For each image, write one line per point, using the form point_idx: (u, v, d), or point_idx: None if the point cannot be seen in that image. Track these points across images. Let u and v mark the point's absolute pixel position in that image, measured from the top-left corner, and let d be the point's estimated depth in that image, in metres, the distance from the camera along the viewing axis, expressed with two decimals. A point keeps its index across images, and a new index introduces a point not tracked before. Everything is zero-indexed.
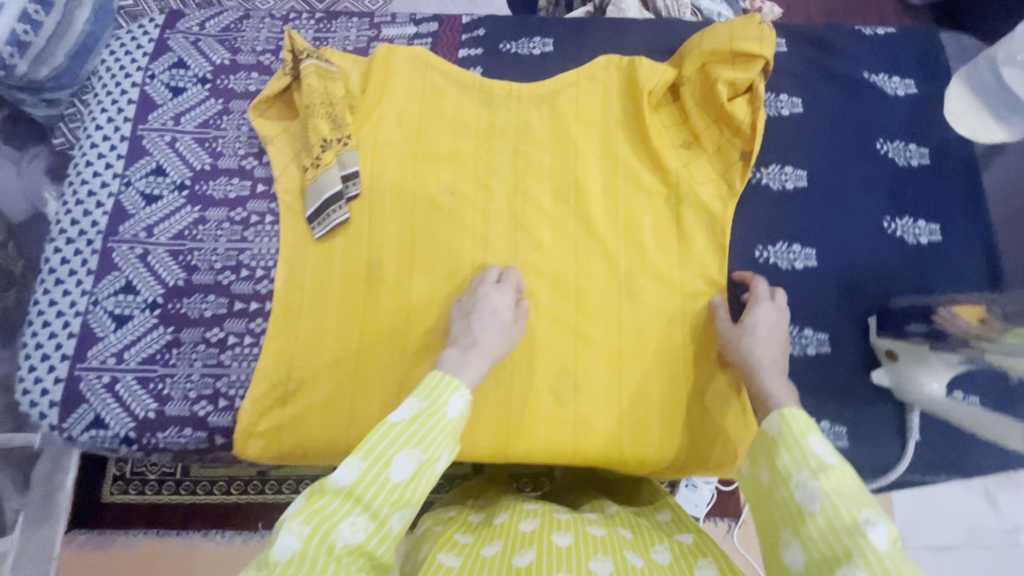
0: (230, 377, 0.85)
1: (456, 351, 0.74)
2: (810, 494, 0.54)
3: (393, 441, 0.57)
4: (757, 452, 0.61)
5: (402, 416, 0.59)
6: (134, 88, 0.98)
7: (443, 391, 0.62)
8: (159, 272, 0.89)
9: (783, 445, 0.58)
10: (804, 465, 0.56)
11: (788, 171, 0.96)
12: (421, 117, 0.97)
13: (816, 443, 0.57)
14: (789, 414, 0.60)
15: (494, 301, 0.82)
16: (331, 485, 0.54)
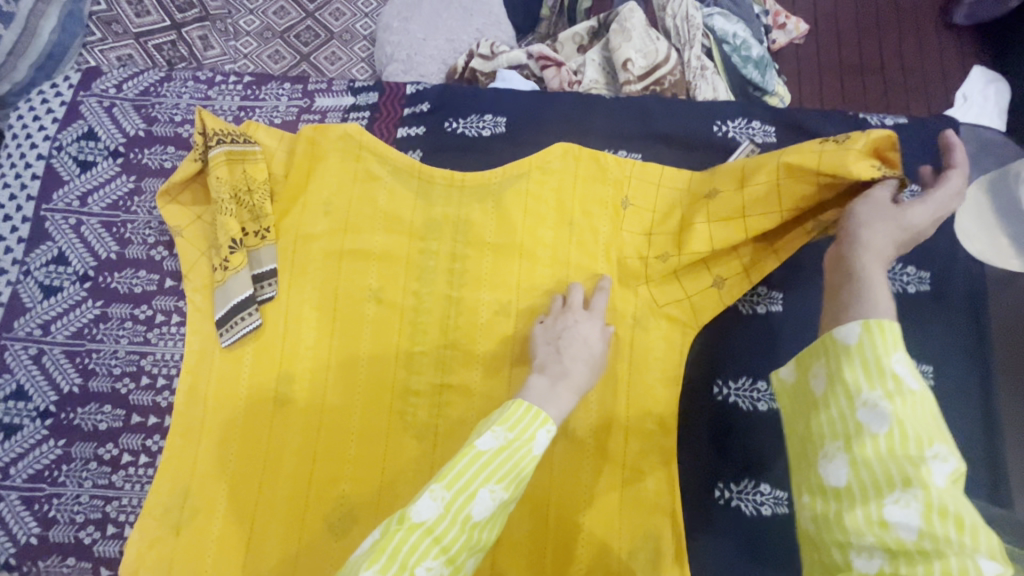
0: (121, 500, 0.79)
1: (545, 378, 0.68)
2: (879, 414, 0.47)
3: (476, 472, 0.52)
4: (818, 355, 0.53)
5: (489, 445, 0.54)
6: (39, 161, 0.89)
7: (531, 422, 0.57)
8: (53, 376, 0.82)
9: (852, 353, 0.50)
10: (878, 382, 0.48)
11: (763, 293, 0.86)
12: (350, 208, 0.87)
13: (899, 363, 0.48)
14: (874, 324, 0.50)
15: (585, 329, 0.77)
16: (411, 519, 0.49)
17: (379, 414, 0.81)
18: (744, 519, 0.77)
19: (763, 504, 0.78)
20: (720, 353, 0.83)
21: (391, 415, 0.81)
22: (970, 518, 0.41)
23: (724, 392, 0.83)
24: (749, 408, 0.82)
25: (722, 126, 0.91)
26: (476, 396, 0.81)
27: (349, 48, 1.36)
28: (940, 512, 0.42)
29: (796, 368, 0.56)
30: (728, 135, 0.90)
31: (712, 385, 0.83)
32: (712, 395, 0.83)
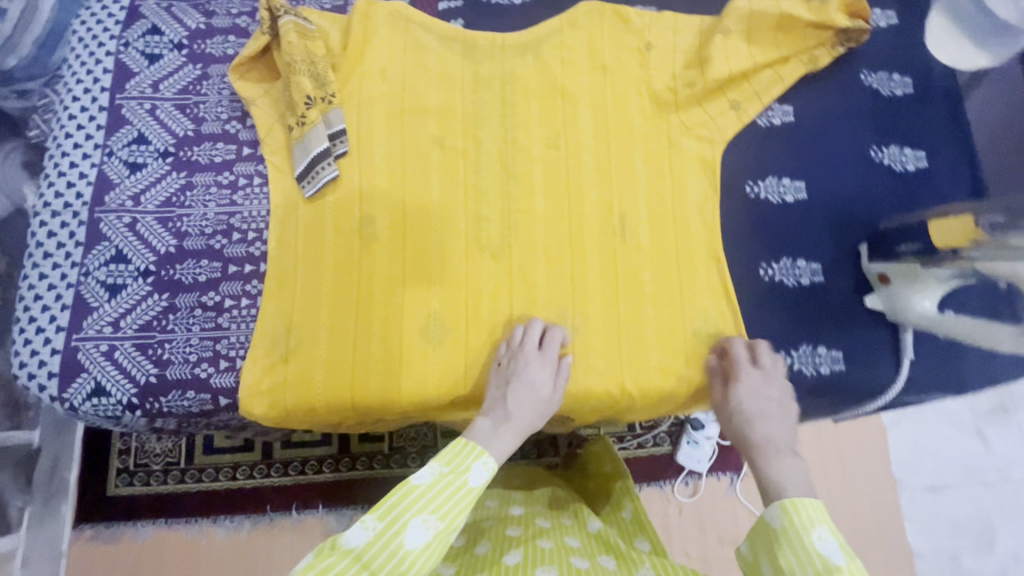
0: (229, 338, 0.85)
1: (489, 422, 0.73)
2: (829, 546, 0.55)
3: (407, 506, 0.59)
4: (761, 542, 0.59)
5: (424, 478, 0.62)
6: (109, 57, 0.96)
7: (467, 457, 0.66)
8: (149, 239, 0.88)
9: (787, 540, 0.57)
10: (808, 565, 0.54)
11: (774, 108, 0.96)
12: (405, 71, 0.96)
13: (822, 540, 0.56)
14: (791, 505, 0.59)
15: (533, 373, 0.79)
16: (342, 545, 0.56)
17: (456, 242, 0.90)
18: (788, 291, 0.89)
19: (801, 276, 0.89)
20: (748, 161, 0.94)
21: (467, 241, 0.90)
22: None
23: (755, 190, 0.93)
24: (778, 201, 0.92)
25: None
26: (539, 216, 0.91)
27: None
28: None
29: (748, 543, 0.61)
30: None
31: (744, 186, 0.93)
32: (745, 195, 0.93)
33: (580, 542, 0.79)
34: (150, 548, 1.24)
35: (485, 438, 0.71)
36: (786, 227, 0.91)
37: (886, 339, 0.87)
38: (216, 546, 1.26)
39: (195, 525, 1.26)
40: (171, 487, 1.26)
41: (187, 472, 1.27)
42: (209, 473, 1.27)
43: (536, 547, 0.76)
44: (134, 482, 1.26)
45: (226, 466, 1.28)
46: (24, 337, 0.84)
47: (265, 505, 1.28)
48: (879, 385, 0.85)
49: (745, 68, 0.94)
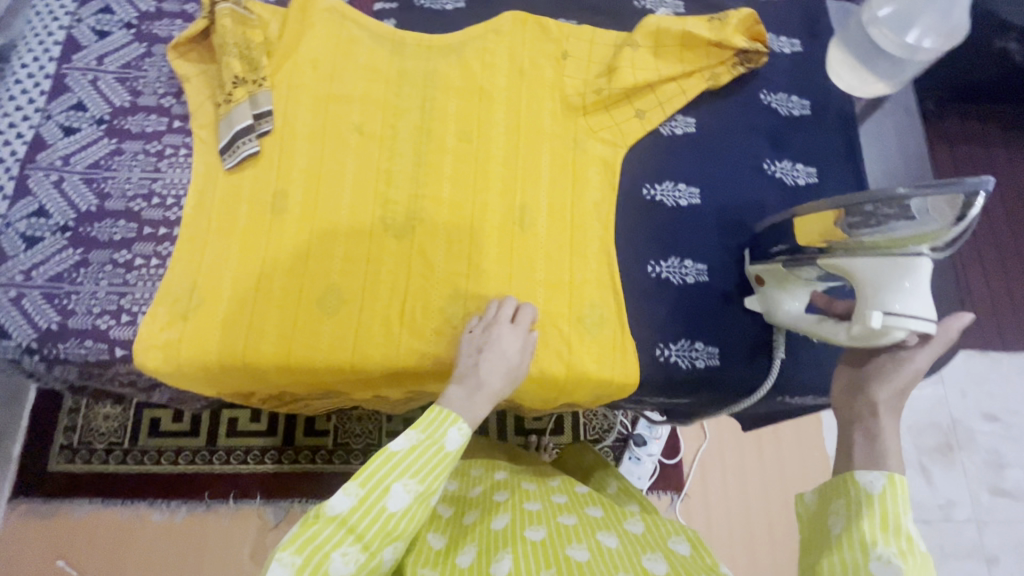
0: (134, 294, 0.89)
1: (462, 390, 0.74)
2: (916, 533, 0.58)
3: (389, 471, 0.65)
4: (842, 495, 0.63)
5: (402, 446, 0.66)
6: (61, 31, 1.03)
7: (442, 423, 0.69)
8: (72, 198, 0.93)
9: (875, 506, 0.60)
10: (891, 537, 0.58)
11: (678, 118, 1.02)
12: (335, 61, 1.03)
13: (910, 522, 0.59)
14: (895, 481, 0.61)
15: (506, 342, 0.81)
16: (326, 513, 0.62)
17: (362, 220, 0.95)
18: (673, 288, 0.94)
19: (686, 275, 0.94)
20: (648, 165, 1.00)
21: (374, 221, 0.95)
22: None
23: (652, 193, 0.98)
24: (672, 205, 0.97)
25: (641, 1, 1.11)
26: (445, 202, 0.96)
27: None
28: None
29: (832, 497, 0.64)
30: (646, 7, 1.10)
31: (641, 188, 0.99)
32: (641, 196, 0.98)
33: (567, 499, 0.88)
34: (88, 527, 1.28)
35: (462, 406, 0.72)
36: (679, 228, 0.97)
37: (761, 339, 0.92)
38: (156, 526, 1.30)
39: (130, 507, 1.29)
40: (109, 467, 1.30)
41: (131, 453, 1.31)
42: (152, 456, 1.32)
43: (522, 511, 0.83)
44: (72, 460, 1.30)
45: (169, 451, 1.32)
46: None
47: (201, 493, 1.32)
48: (748, 382, 0.91)
49: (649, 80, 1.00)
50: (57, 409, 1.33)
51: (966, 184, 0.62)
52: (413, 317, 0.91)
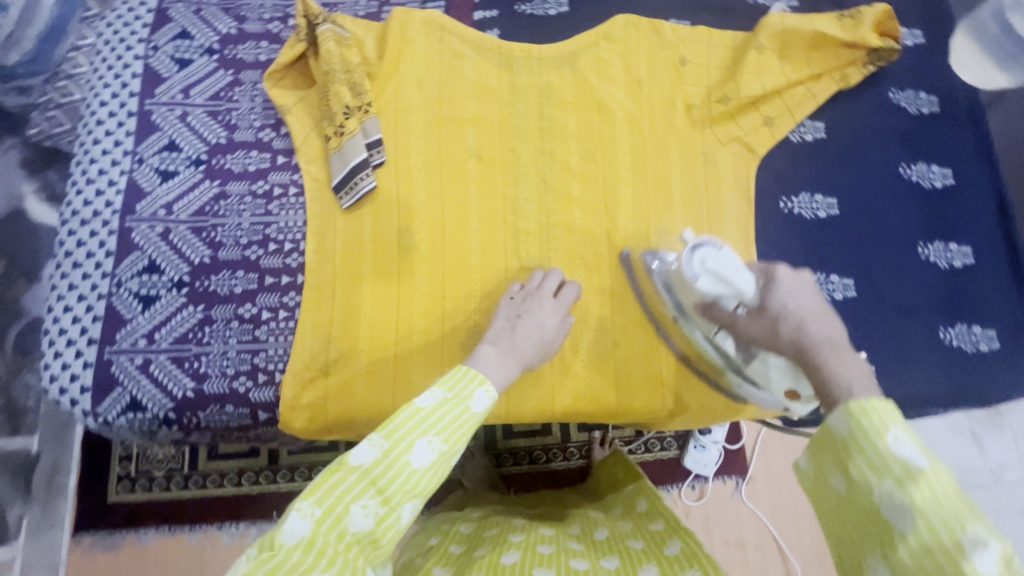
0: (267, 351, 0.84)
1: (494, 350, 0.75)
2: (912, 449, 0.43)
3: (415, 426, 0.58)
4: (826, 449, 0.48)
5: (428, 402, 0.61)
6: (137, 61, 0.94)
7: (469, 384, 0.65)
8: (183, 250, 0.87)
9: (854, 446, 0.45)
10: (884, 472, 0.44)
11: (806, 123, 0.97)
12: (441, 80, 0.95)
13: (897, 442, 0.44)
14: (859, 407, 0.46)
15: (544, 315, 0.81)
16: (349, 463, 0.56)
17: (494, 254, 0.90)
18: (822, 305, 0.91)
19: (835, 290, 0.91)
20: (780, 177, 0.96)
21: (507, 254, 0.90)
22: None
23: (789, 206, 0.95)
24: (811, 217, 0.94)
25: None
26: (578, 228, 0.92)
27: None
28: None
29: (807, 454, 0.50)
30: (758, 3, 1.04)
31: (778, 202, 0.95)
32: (779, 210, 0.94)
33: (585, 547, 0.76)
34: (154, 553, 1.17)
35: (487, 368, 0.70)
36: (820, 241, 0.93)
37: (917, 351, 0.89)
38: (218, 552, 1.18)
39: (199, 531, 1.18)
40: (181, 493, 1.20)
41: (191, 478, 1.19)
42: (214, 480, 1.20)
43: (535, 551, 0.72)
44: (134, 489, 1.18)
45: (232, 472, 1.21)
46: (54, 349, 0.82)
47: (272, 510, 1.20)
48: (908, 393, 0.88)
49: (777, 85, 0.95)
50: (109, 456, 1.20)
51: (659, 251, 0.90)
52: (562, 354, 0.87)
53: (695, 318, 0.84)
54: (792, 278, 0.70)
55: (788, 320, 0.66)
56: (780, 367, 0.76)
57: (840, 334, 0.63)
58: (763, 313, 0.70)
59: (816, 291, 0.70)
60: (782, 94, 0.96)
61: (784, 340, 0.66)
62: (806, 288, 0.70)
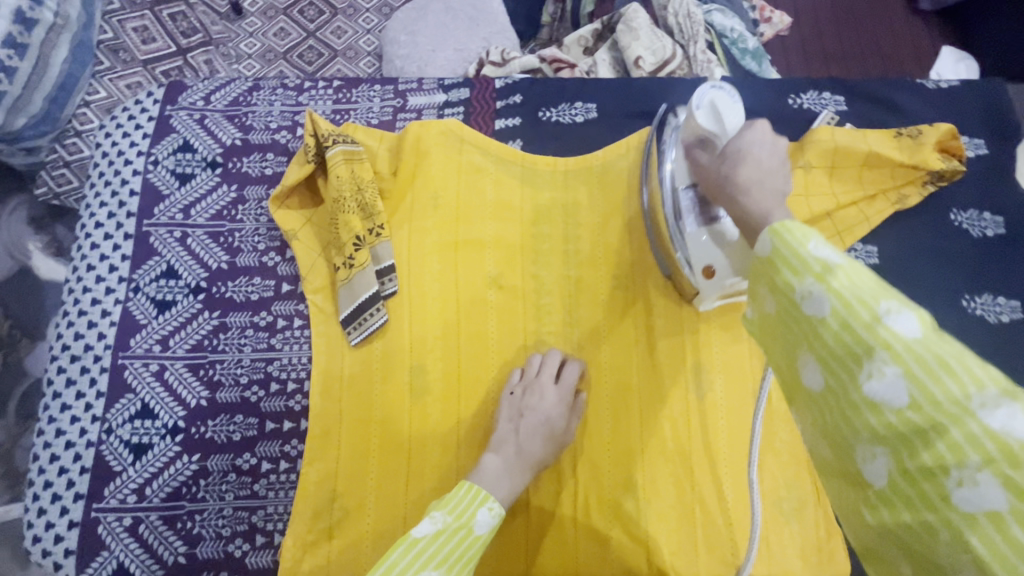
0: (266, 509, 0.77)
1: (499, 459, 0.73)
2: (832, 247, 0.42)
3: (412, 561, 0.57)
4: (759, 279, 0.47)
5: (428, 531, 0.60)
6: (136, 177, 0.88)
7: (471, 504, 0.64)
8: (178, 391, 0.80)
9: (777, 259, 0.44)
10: (804, 270, 0.42)
11: (857, 247, 0.89)
12: (459, 198, 0.89)
13: (818, 245, 0.43)
14: (780, 227, 0.45)
15: (548, 406, 0.76)
16: None
17: None
18: None
19: None
20: None
21: None
22: (949, 357, 0.35)
23: None
24: None
25: (797, 98, 0.96)
26: (606, 364, 0.85)
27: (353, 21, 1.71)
28: (928, 369, 0.35)
29: (753, 299, 0.49)
30: (803, 107, 0.96)
31: None
32: None
33: None
34: None
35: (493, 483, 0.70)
36: None
37: None
38: None
39: None
40: None
41: None
42: None
43: None
44: None
45: None
46: (38, 505, 0.76)
47: None
48: None
49: (826, 208, 0.87)
50: None
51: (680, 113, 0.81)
52: (587, 507, 0.80)
53: (676, 168, 0.76)
54: (769, 135, 0.61)
55: (731, 159, 0.60)
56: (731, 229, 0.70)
57: (773, 187, 0.56)
58: (723, 157, 0.63)
59: (780, 146, 0.60)
60: (833, 216, 0.88)
61: (721, 175, 0.61)
62: (777, 147, 0.60)
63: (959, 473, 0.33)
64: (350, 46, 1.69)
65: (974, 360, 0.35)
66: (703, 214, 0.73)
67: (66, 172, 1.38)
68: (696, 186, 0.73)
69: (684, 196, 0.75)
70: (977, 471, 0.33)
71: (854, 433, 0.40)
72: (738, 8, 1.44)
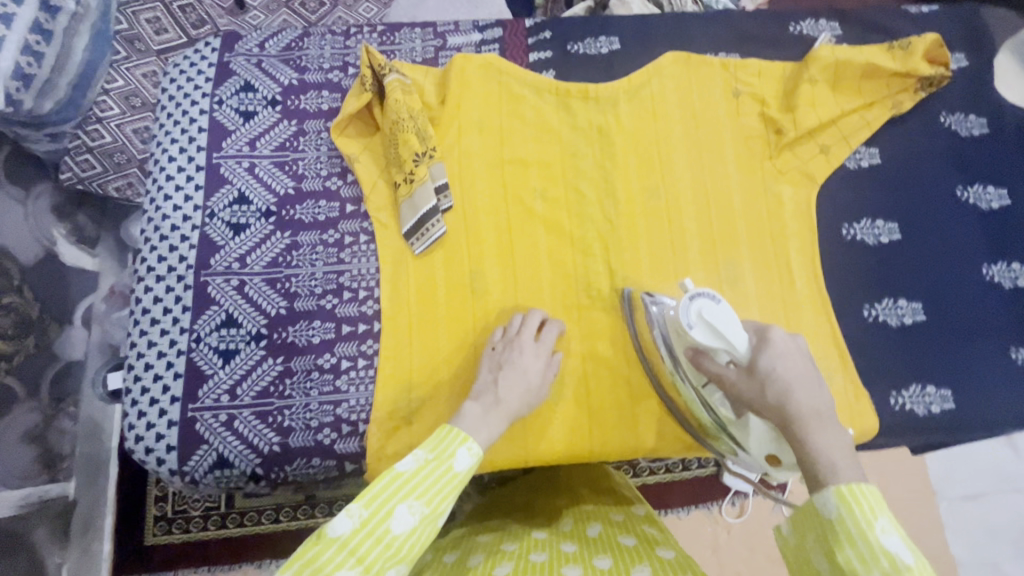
0: (349, 402, 0.84)
1: (478, 407, 0.72)
2: (899, 541, 0.48)
3: (394, 492, 0.57)
4: (814, 529, 0.53)
5: (409, 466, 0.59)
6: (203, 115, 0.95)
7: (451, 442, 0.63)
8: (259, 302, 0.87)
9: (843, 535, 0.50)
10: (873, 564, 0.48)
11: (861, 150, 0.99)
12: (502, 123, 0.97)
13: (885, 534, 0.49)
14: (848, 491, 0.52)
15: (527, 361, 0.81)
16: (328, 535, 0.53)
17: (569, 296, 0.92)
18: (892, 331, 0.91)
19: (904, 315, 0.92)
20: (841, 204, 0.97)
21: (578, 294, 0.92)
22: None
23: (851, 232, 0.96)
24: (874, 243, 0.95)
25: (797, 26, 1.07)
26: (646, 262, 0.93)
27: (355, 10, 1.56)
28: None
29: (794, 524, 0.55)
30: (803, 33, 1.06)
31: (841, 229, 0.96)
32: (842, 237, 0.95)
33: (577, 548, 0.74)
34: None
35: (471, 425, 0.69)
36: (884, 267, 0.94)
37: (991, 372, 0.90)
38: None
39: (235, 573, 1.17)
40: (211, 535, 1.20)
41: (228, 517, 1.19)
42: (251, 518, 1.20)
43: (526, 561, 0.70)
44: (172, 530, 1.19)
45: (268, 509, 1.21)
46: (138, 409, 0.82)
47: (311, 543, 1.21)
48: (986, 415, 0.88)
49: (832, 115, 0.97)
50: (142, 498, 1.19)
51: (655, 293, 0.86)
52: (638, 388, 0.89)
53: (682, 364, 0.76)
54: (787, 339, 0.65)
55: (773, 382, 0.62)
56: (765, 436, 0.68)
57: (826, 413, 0.60)
58: (753, 373, 0.64)
59: (798, 339, 0.66)
60: (837, 123, 0.98)
61: (767, 400, 0.62)
62: (797, 352, 0.64)
63: None
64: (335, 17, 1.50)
65: None
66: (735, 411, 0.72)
67: (90, 158, 1.25)
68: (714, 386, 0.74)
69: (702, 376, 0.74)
70: None
71: None
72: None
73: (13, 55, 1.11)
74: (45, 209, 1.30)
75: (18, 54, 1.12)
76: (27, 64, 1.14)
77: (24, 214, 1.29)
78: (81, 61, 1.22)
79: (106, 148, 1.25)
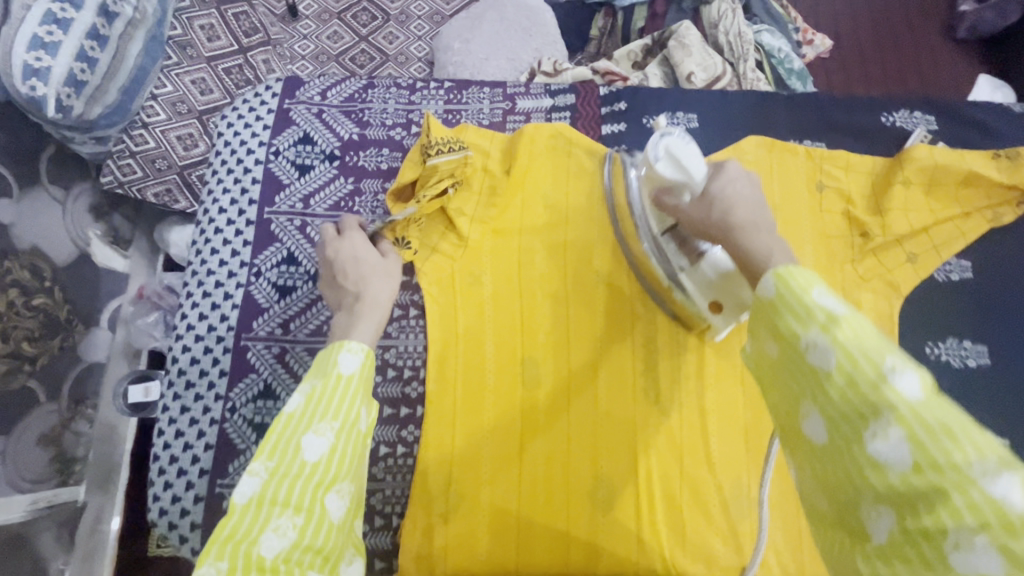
0: (384, 492, 0.81)
1: (343, 315, 0.72)
2: (834, 299, 0.47)
3: (292, 431, 0.56)
4: (762, 320, 0.52)
5: (295, 404, 0.58)
6: (258, 166, 0.91)
7: (331, 355, 0.62)
8: (299, 374, 0.82)
9: (782, 306, 0.49)
10: (810, 321, 0.47)
11: (952, 261, 0.92)
12: (568, 200, 0.91)
13: (820, 294, 0.47)
14: (785, 272, 0.50)
15: (358, 249, 0.78)
16: (238, 502, 0.52)
17: (621, 384, 0.84)
18: None
19: None
20: (927, 318, 0.89)
21: (634, 389, 0.84)
22: (949, 421, 0.39)
23: (935, 352, 0.88)
24: (960, 365, 0.88)
25: (890, 116, 1.00)
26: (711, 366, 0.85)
27: (405, 27, 1.71)
28: (927, 434, 0.39)
29: (753, 333, 0.54)
30: (896, 124, 0.99)
31: (924, 347, 0.88)
32: (925, 355, 0.88)
33: None
34: None
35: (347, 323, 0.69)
36: (972, 393, 0.87)
37: None
38: None
39: None
40: None
41: None
42: None
43: None
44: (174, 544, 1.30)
45: None
46: (164, 479, 0.78)
47: None
48: None
49: (925, 223, 0.90)
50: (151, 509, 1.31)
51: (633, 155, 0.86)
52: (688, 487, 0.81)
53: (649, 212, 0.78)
54: (741, 172, 0.69)
55: (716, 204, 0.66)
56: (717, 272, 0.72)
57: (763, 222, 0.63)
58: (704, 198, 0.67)
59: (751, 178, 0.69)
60: (930, 231, 0.91)
61: (711, 221, 0.66)
62: (747, 182, 0.68)
63: (955, 536, 0.37)
64: (401, 51, 1.69)
65: (967, 427, 0.39)
66: (690, 254, 0.75)
67: (132, 163, 1.26)
68: (673, 230, 0.76)
69: (665, 242, 0.77)
70: (973, 538, 0.36)
71: (858, 493, 0.43)
72: (783, 28, 1.52)
73: (68, 61, 1.09)
74: (84, 209, 1.26)
75: (73, 60, 1.09)
76: (80, 71, 1.11)
77: (63, 214, 1.20)
78: (132, 66, 1.21)
79: (149, 154, 1.26)
